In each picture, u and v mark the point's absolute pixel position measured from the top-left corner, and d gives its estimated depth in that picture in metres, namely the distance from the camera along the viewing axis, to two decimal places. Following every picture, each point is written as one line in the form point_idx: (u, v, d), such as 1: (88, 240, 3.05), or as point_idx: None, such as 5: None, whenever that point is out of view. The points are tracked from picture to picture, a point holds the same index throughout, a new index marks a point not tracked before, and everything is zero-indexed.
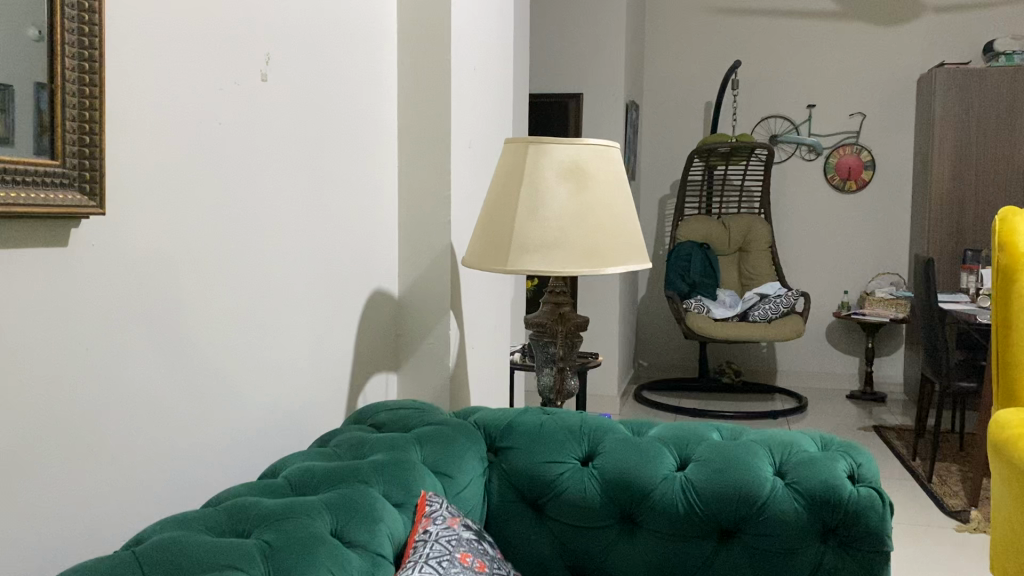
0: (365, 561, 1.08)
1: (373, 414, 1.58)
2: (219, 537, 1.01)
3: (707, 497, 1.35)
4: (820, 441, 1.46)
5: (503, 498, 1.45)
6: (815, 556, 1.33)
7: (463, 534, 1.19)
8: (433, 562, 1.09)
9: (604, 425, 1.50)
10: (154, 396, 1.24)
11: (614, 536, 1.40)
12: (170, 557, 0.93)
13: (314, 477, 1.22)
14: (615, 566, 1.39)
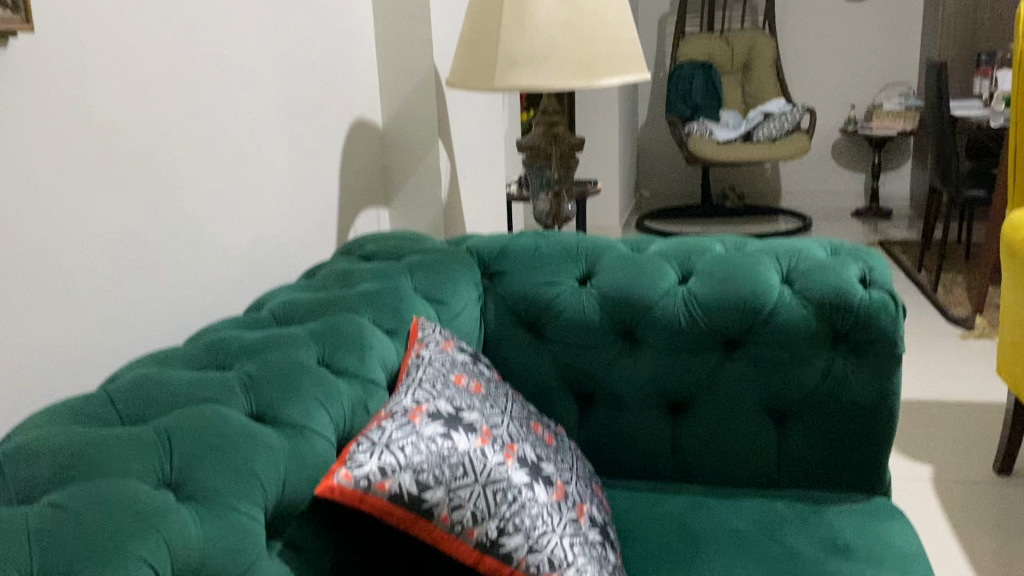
0: (355, 389, 1.04)
1: (360, 245, 1.51)
2: (197, 371, 0.96)
3: (711, 308, 1.30)
4: (830, 246, 1.38)
5: (498, 323, 1.40)
6: (824, 362, 1.28)
7: (458, 358, 1.14)
8: (426, 385, 1.04)
9: (601, 243, 1.43)
10: (127, 235, 1.16)
11: (615, 354, 1.35)
12: (145, 397, 0.87)
13: (299, 310, 1.16)
14: (617, 384, 1.35)
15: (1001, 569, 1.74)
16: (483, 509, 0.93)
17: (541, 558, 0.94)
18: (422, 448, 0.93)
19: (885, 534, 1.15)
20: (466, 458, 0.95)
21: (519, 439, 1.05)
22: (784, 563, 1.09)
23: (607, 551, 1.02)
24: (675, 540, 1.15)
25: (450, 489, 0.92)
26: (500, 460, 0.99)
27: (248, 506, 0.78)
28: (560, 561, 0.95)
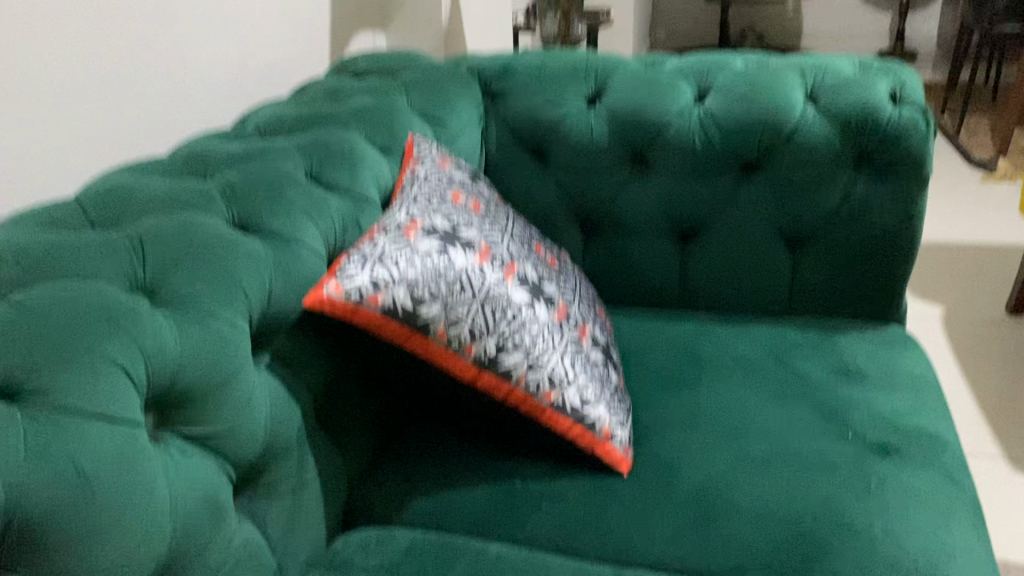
0: (347, 204, 0.97)
1: (354, 63, 1.41)
2: (175, 179, 0.89)
3: (728, 128, 1.22)
4: (858, 61, 1.28)
5: (501, 146, 1.31)
6: (845, 186, 1.21)
7: (456, 175, 1.07)
8: (421, 202, 0.98)
9: (612, 60, 1.33)
10: (105, 42, 1.06)
11: (624, 178, 1.28)
12: (119, 205, 0.81)
13: (286, 123, 1.09)
14: (624, 210, 1.29)
15: (1006, 405, 1.73)
16: (482, 326, 0.89)
17: (542, 376, 0.91)
18: (417, 262, 0.88)
19: (896, 360, 1.12)
20: (464, 274, 0.90)
21: (520, 258, 0.99)
22: (793, 386, 1.06)
23: (609, 372, 0.99)
24: (682, 365, 1.12)
25: (447, 305, 0.87)
26: (500, 278, 0.93)
27: (230, 313, 0.75)
28: (560, 379, 0.92)
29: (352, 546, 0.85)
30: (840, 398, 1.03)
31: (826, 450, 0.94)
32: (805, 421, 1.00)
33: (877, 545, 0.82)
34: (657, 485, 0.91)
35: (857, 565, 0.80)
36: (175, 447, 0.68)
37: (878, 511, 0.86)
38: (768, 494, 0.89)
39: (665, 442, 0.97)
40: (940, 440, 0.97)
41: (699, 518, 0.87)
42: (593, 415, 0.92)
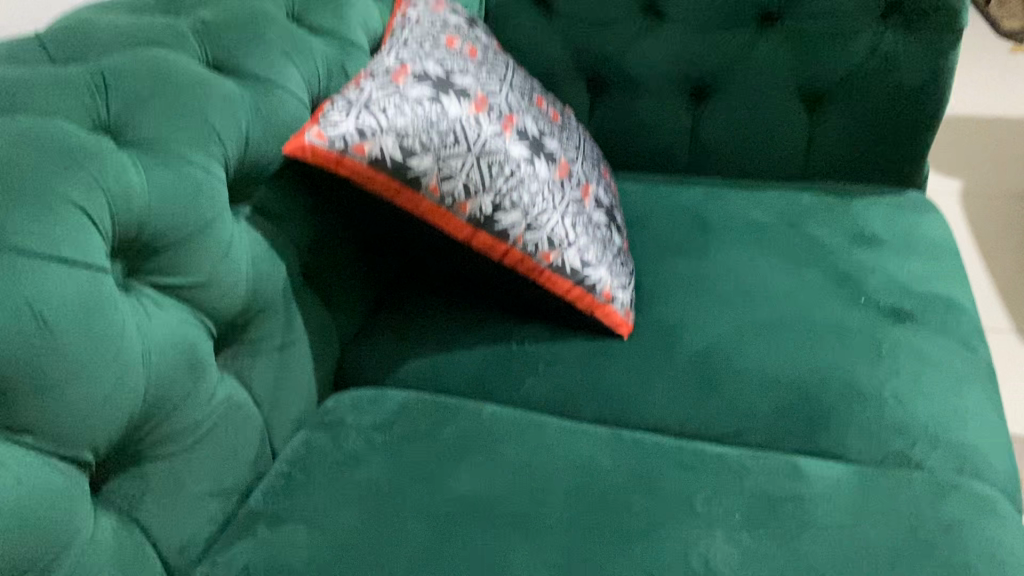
0: (332, 49, 0.90)
1: None
2: (144, 15, 0.82)
3: None
4: None
5: None
6: (872, 40, 1.12)
7: (451, 21, 0.99)
8: (413, 47, 0.90)
9: None
10: None
11: (634, 31, 1.19)
12: (80, 42, 0.73)
13: None
14: (634, 65, 1.20)
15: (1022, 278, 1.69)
16: (477, 182, 0.83)
17: (540, 236, 0.85)
18: (407, 110, 0.81)
19: (915, 225, 1.07)
20: (458, 125, 0.83)
21: (519, 111, 0.92)
22: (806, 251, 1.01)
23: (612, 234, 0.94)
24: (689, 229, 1.07)
25: (439, 157, 0.81)
26: (497, 130, 0.87)
27: (204, 158, 0.70)
28: (560, 240, 0.86)
29: (343, 405, 0.82)
30: (855, 263, 0.99)
31: (837, 315, 0.90)
32: (817, 286, 0.95)
33: (887, 409, 0.79)
34: (659, 348, 0.88)
35: (865, 428, 0.77)
36: (147, 297, 0.64)
37: (889, 375, 0.82)
38: (775, 357, 0.85)
39: (669, 306, 0.93)
40: (957, 306, 0.93)
41: (702, 381, 0.84)
42: (593, 278, 0.87)
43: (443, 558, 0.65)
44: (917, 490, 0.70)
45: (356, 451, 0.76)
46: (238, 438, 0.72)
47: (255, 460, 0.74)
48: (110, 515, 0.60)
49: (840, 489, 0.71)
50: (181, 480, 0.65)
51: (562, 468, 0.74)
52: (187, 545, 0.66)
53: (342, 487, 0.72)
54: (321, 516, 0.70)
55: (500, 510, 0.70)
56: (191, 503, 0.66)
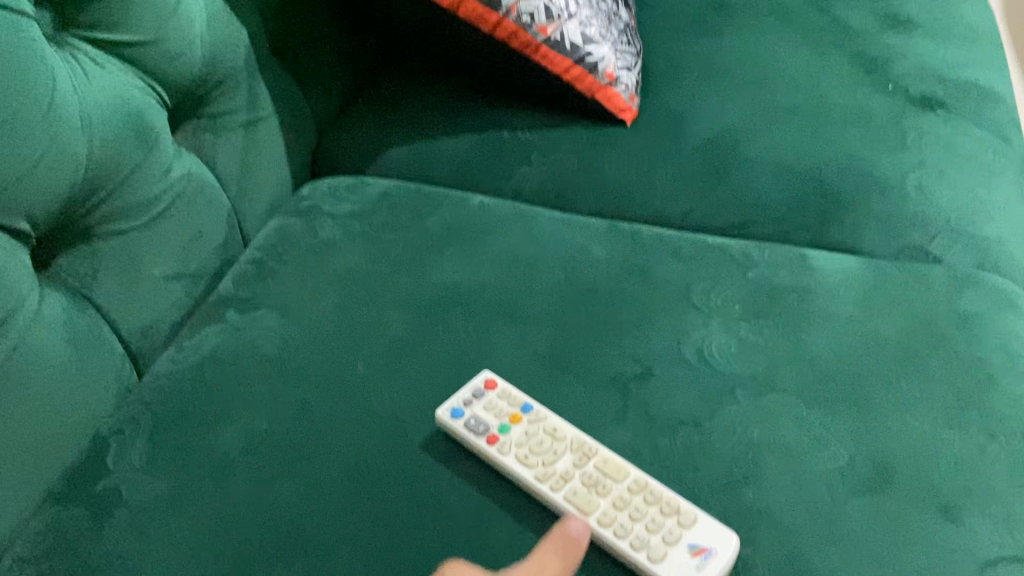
0: None
1: None
2: None
3: None
4: None
5: None
6: None
7: None
8: None
9: None
10: None
11: None
12: None
13: None
14: None
15: None
16: None
17: (538, 5, 0.75)
18: None
19: (952, 7, 0.96)
20: None
21: None
22: (831, 34, 0.91)
23: (618, 9, 0.84)
24: (703, 8, 0.96)
25: None
26: None
27: None
28: (560, 10, 0.76)
29: (319, 192, 0.76)
30: (884, 46, 0.89)
31: (861, 101, 0.82)
32: (840, 70, 0.86)
33: (907, 199, 0.73)
34: (663, 135, 0.80)
35: (882, 219, 0.71)
36: (82, 57, 0.57)
37: (914, 166, 0.76)
38: (789, 145, 0.78)
39: (676, 91, 0.85)
40: (992, 95, 0.85)
41: (709, 170, 0.77)
42: (595, 56, 0.79)
43: (422, 344, 0.62)
44: (935, 281, 0.65)
45: (333, 238, 0.71)
46: (201, 220, 0.66)
47: (223, 245, 0.69)
48: (59, 293, 0.56)
49: (851, 281, 0.65)
50: (138, 261, 0.61)
51: (552, 257, 0.69)
52: (150, 329, 0.62)
53: (317, 274, 0.68)
54: (295, 301, 0.65)
55: (484, 297, 0.65)
56: (152, 286, 0.62)
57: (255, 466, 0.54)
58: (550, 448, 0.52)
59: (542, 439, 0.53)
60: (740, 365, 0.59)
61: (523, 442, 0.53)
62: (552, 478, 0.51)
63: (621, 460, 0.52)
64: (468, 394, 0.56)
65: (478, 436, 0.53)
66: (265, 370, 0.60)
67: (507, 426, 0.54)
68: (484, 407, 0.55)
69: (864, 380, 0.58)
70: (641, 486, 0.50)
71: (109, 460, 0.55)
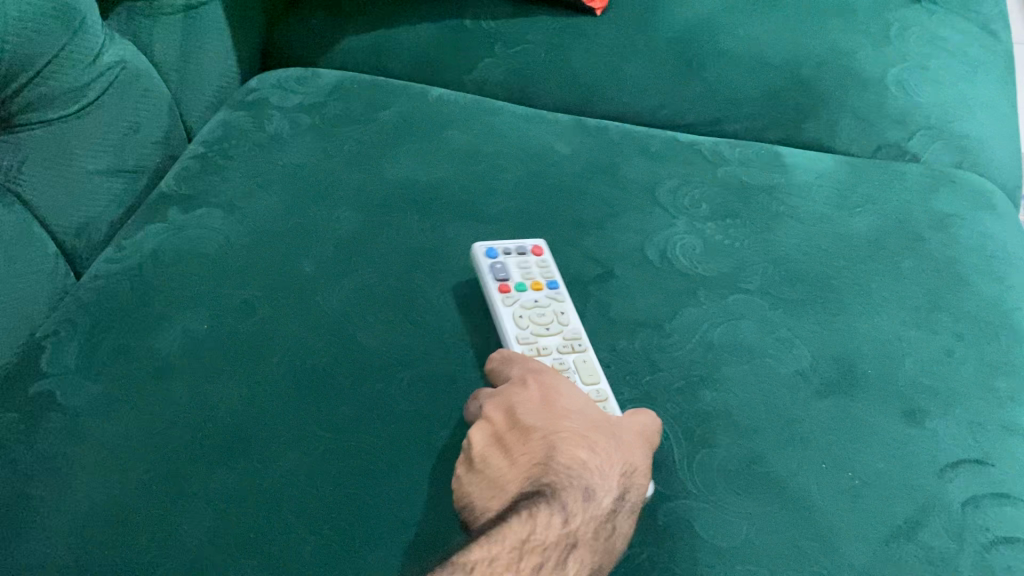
0: None
1: None
2: None
3: None
4: None
5: None
6: None
7: None
8: None
9: None
10: None
11: None
12: None
13: None
14: None
15: None
16: None
17: None
18: None
19: None
20: None
21: None
22: None
23: None
24: None
25: None
26: None
27: None
28: None
29: (268, 84, 0.72)
30: None
31: None
32: None
33: (887, 95, 0.69)
34: (634, 26, 0.76)
35: (860, 115, 0.68)
36: None
37: (895, 60, 0.72)
38: (767, 38, 0.74)
39: None
40: None
41: (681, 63, 0.73)
42: None
43: (374, 244, 0.59)
44: (912, 180, 0.63)
45: (281, 133, 0.67)
46: (138, 112, 0.62)
47: (165, 139, 0.65)
48: None
49: (824, 180, 0.63)
50: (67, 153, 0.56)
51: (513, 154, 0.65)
52: (86, 228, 0.59)
53: (264, 171, 0.64)
54: (241, 199, 0.62)
55: (441, 195, 0.62)
56: (86, 181, 0.58)
57: (195, 369, 0.52)
58: (548, 324, 0.51)
59: (545, 313, 0.52)
60: (705, 267, 0.57)
61: (528, 306, 0.52)
62: (530, 345, 0.50)
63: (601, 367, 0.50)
64: (513, 249, 0.56)
65: (494, 281, 0.53)
66: (207, 270, 0.57)
67: (527, 287, 0.53)
68: (520, 263, 0.54)
69: (832, 281, 0.56)
70: (598, 392, 0.48)
71: (44, 362, 0.52)
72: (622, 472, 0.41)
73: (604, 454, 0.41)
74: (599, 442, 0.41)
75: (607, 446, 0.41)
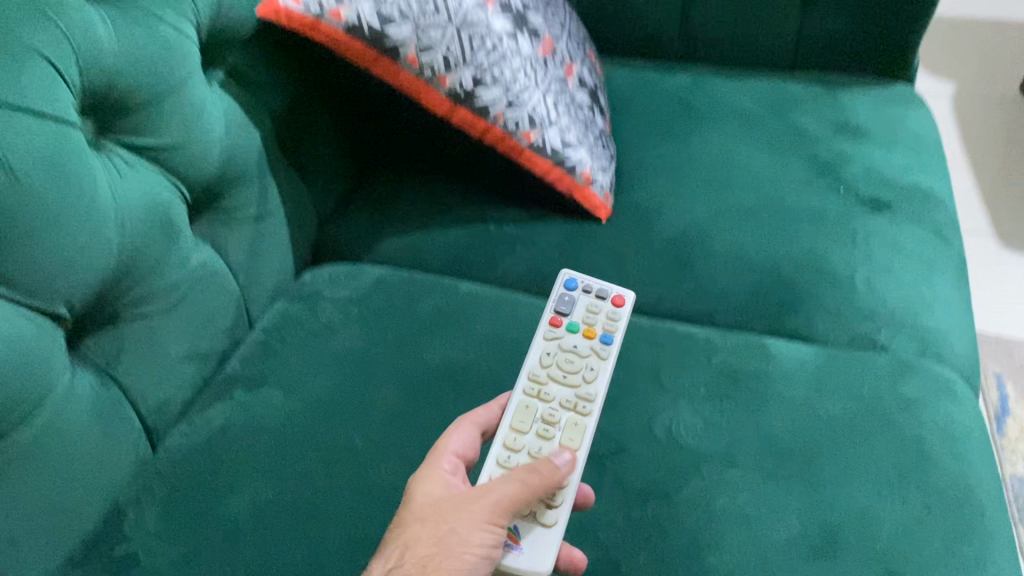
0: None
1: None
2: None
3: None
4: None
5: None
6: None
7: None
8: None
9: None
10: None
11: None
12: None
13: None
14: None
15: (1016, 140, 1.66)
16: (457, 55, 0.80)
17: (521, 115, 0.84)
18: None
19: (901, 113, 1.06)
20: None
21: None
22: (787, 140, 1.00)
23: (594, 116, 0.93)
24: (672, 112, 1.05)
25: (418, 27, 0.77)
26: (479, 2, 0.83)
27: (175, 17, 0.67)
28: (541, 119, 0.85)
29: (320, 279, 0.82)
30: (835, 152, 0.98)
31: (814, 203, 0.91)
32: (795, 173, 0.95)
33: (856, 292, 0.80)
34: (635, 231, 0.88)
35: (833, 311, 0.79)
36: (118, 159, 0.63)
37: (861, 261, 0.83)
38: (750, 242, 0.86)
39: (646, 191, 0.93)
40: (933, 197, 0.94)
41: (675, 263, 0.85)
42: (572, 160, 0.86)
43: (416, 421, 0.67)
44: (881, 367, 0.72)
45: (332, 321, 0.77)
46: (212, 306, 0.72)
47: (232, 327, 0.75)
48: (87, 372, 0.61)
49: (805, 366, 0.72)
50: (155, 343, 0.66)
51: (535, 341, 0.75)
52: (164, 406, 0.67)
53: (318, 354, 0.73)
54: (298, 379, 0.71)
55: (473, 377, 0.71)
56: (168, 365, 0.67)
57: (262, 533, 0.59)
58: (572, 368, 0.64)
59: (572, 361, 0.64)
60: (706, 443, 0.65)
61: (567, 349, 0.66)
62: (544, 375, 0.63)
63: (588, 436, 0.59)
64: (595, 293, 0.70)
65: (555, 316, 0.68)
66: (268, 443, 0.65)
67: (578, 329, 0.67)
68: (589, 311, 0.69)
69: (816, 455, 0.64)
70: (559, 457, 0.58)
71: (127, 526, 0.60)
72: (419, 540, 0.49)
73: (403, 525, 0.50)
74: (406, 517, 0.51)
75: (408, 519, 0.50)
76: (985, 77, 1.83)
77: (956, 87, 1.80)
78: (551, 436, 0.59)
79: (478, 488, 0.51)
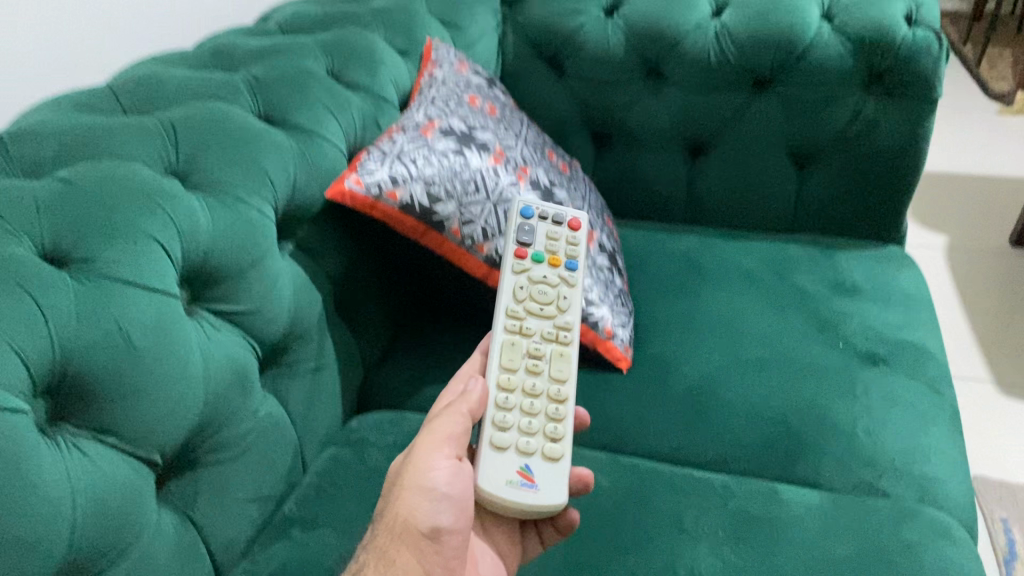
0: (367, 104, 0.97)
1: None
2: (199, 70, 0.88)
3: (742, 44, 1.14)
4: None
5: (517, 54, 1.25)
6: (853, 104, 1.15)
7: (473, 81, 1.06)
8: (438, 104, 0.98)
9: None
10: None
11: (637, 89, 1.21)
12: (151, 99, 0.80)
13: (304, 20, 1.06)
14: (639, 123, 1.23)
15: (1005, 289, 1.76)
16: (493, 227, 0.91)
17: None
18: (434, 161, 0.89)
19: (892, 271, 1.16)
20: (478, 175, 0.92)
21: (533, 163, 1.02)
22: (790, 299, 1.09)
23: (613, 276, 1.03)
24: (684, 272, 1.15)
25: (462, 204, 0.89)
26: (513, 180, 0.96)
27: (259, 201, 0.78)
28: None
29: (367, 427, 0.90)
30: (835, 310, 1.07)
31: (817, 359, 0.99)
32: (799, 330, 1.04)
33: (858, 442, 0.88)
34: (653, 384, 0.96)
35: (838, 459, 0.86)
36: (206, 322, 0.73)
37: (863, 413, 0.91)
38: (760, 394, 0.94)
39: (663, 345, 1.02)
40: (926, 352, 1.02)
41: (691, 413, 0.92)
42: (595, 315, 0.96)
43: None
44: (885, 511, 0.79)
45: (379, 466, 0.85)
46: (275, 452, 0.80)
47: (290, 471, 0.82)
48: (171, 512, 0.68)
49: (814, 511, 0.79)
50: (227, 487, 0.73)
51: None
52: (231, 544, 0.74)
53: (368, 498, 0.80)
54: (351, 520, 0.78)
55: None
56: (237, 506, 0.75)
57: None
58: (544, 300, 0.77)
59: (543, 292, 0.77)
60: None
61: (538, 279, 0.78)
62: (523, 310, 0.76)
63: (573, 362, 0.74)
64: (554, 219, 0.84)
65: (523, 249, 0.80)
66: None
67: (544, 260, 0.80)
68: (548, 240, 0.82)
69: None
70: (552, 384, 0.72)
71: None
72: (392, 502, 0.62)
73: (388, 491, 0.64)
74: (390, 484, 0.64)
75: (389, 487, 0.64)
76: (973, 229, 1.95)
77: (947, 239, 1.92)
78: (541, 369, 0.72)
79: (432, 441, 0.64)
